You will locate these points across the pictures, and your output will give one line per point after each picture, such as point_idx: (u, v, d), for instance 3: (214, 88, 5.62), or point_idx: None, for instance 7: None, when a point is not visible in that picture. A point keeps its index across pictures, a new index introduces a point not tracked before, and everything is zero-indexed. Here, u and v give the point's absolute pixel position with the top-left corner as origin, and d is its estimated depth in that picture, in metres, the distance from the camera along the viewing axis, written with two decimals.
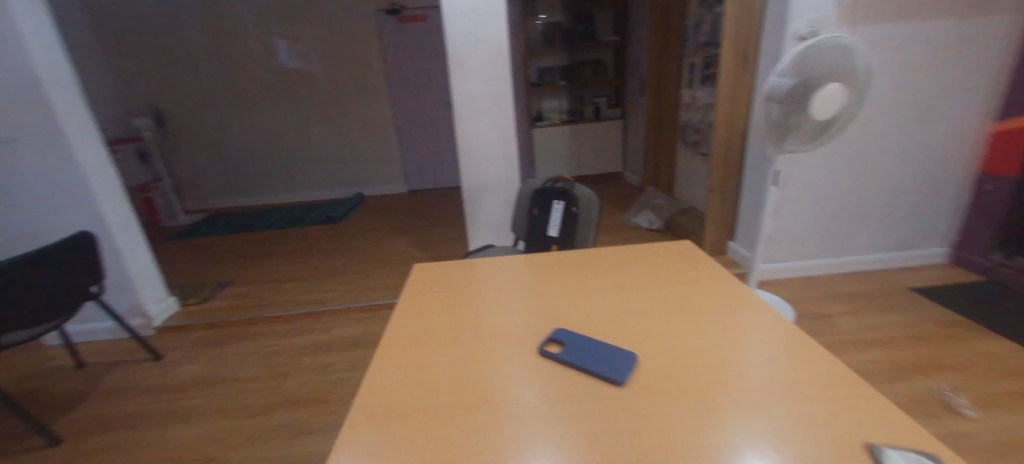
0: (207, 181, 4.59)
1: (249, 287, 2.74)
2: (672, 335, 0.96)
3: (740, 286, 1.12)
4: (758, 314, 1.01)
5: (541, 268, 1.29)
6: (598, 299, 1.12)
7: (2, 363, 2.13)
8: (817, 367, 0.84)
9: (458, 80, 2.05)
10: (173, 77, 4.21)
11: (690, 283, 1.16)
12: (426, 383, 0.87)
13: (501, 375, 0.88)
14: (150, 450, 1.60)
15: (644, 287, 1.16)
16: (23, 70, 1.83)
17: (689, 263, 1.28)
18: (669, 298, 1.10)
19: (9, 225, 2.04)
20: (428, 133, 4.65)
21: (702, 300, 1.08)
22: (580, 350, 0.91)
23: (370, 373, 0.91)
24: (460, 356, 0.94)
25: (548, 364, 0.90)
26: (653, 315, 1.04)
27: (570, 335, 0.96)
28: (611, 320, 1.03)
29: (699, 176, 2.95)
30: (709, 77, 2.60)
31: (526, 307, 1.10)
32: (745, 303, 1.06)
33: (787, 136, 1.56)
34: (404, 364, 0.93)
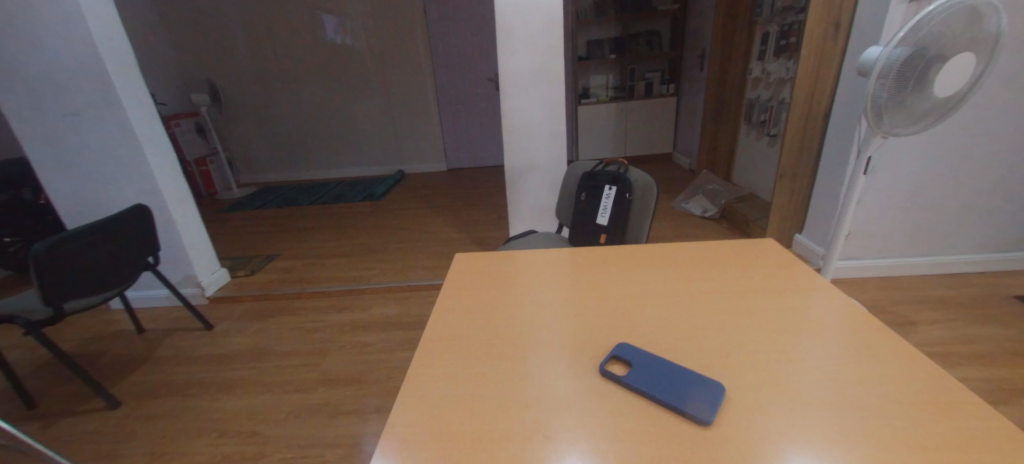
0: (259, 154, 4.75)
1: (296, 262, 2.80)
2: (757, 359, 0.82)
3: (837, 299, 0.95)
4: (866, 339, 0.84)
5: (595, 265, 1.17)
6: (663, 306, 0.98)
7: (74, 324, 2.29)
8: (955, 416, 0.68)
9: (505, 53, 1.92)
10: (227, 52, 4.31)
11: (776, 291, 1.00)
12: (475, 401, 0.78)
13: (556, 398, 0.77)
14: (200, 420, 1.67)
15: (718, 293, 1.01)
16: (86, 44, 1.87)
17: (768, 263, 1.11)
18: (751, 309, 0.95)
19: (76, 195, 2.14)
20: (470, 110, 4.56)
21: (792, 314, 0.92)
22: (647, 373, 0.79)
23: (407, 384, 0.83)
24: (512, 369, 0.84)
25: (613, 388, 0.78)
26: (732, 329, 0.89)
27: (635, 353, 0.83)
28: (681, 335, 0.89)
29: (764, 159, 2.69)
30: (785, 48, 2.33)
31: (581, 312, 0.98)
32: (846, 320, 0.89)
33: (894, 117, 1.33)
34: (450, 373, 0.84)
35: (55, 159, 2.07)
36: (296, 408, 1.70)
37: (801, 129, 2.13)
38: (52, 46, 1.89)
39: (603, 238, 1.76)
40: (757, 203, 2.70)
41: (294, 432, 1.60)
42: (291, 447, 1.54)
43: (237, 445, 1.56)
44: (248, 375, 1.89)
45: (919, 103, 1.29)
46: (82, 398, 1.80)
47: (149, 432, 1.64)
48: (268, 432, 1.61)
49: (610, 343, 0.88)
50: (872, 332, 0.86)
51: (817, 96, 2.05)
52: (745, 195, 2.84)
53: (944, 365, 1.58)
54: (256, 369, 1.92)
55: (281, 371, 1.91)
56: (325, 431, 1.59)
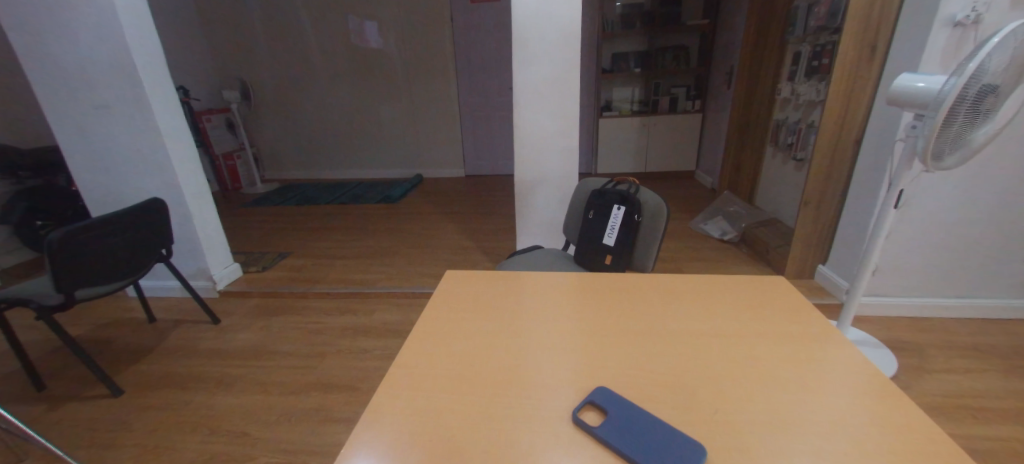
0: (285, 152, 4.88)
1: (307, 260, 2.83)
2: (746, 418, 0.75)
3: (843, 357, 0.88)
4: (872, 405, 0.77)
5: (591, 294, 1.11)
6: (653, 347, 0.92)
7: (92, 309, 2.37)
8: None
9: (520, 65, 1.89)
10: (261, 52, 4.45)
11: (779, 340, 0.93)
12: (438, 437, 0.74)
13: (522, 444, 0.72)
14: (195, 414, 1.69)
15: (713, 337, 0.94)
16: (117, 41, 1.94)
17: (775, 307, 1.04)
18: (747, 358, 0.88)
19: (100, 185, 2.22)
20: (491, 119, 4.55)
21: (794, 370, 0.85)
22: (623, 427, 0.74)
23: (371, 410, 0.79)
24: (483, 404, 0.80)
25: (585, 439, 0.73)
26: (725, 381, 0.83)
27: (612, 401, 0.78)
28: (667, 382, 0.83)
29: (789, 184, 2.57)
30: (818, 69, 2.21)
31: (566, 346, 0.93)
32: (852, 382, 0.82)
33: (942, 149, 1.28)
34: (417, 402, 0.81)
35: (83, 149, 2.15)
36: (289, 410, 1.70)
37: (829, 154, 2.02)
38: (86, 41, 1.96)
39: (609, 259, 1.70)
40: (779, 230, 2.58)
41: (282, 435, 1.59)
42: (278, 450, 1.53)
43: (224, 444, 1.57)
44: (246, 373, 1.91)
45: (972, 135, 1.27)
46: (88, 384, 1.85)
47: (145, 423, 1.66)
48: (257, 433, 1.60)
49: (589, 386, 0.83)
50: (880, 399, 0.78)
51: (848, 122, 1.94)
52: (767, 219, 2.72)
53: (974, 420, 1.44)
54: (255, 367, 1.93)
55: (277, 371, 1.91)
56: (313, 436, 1.58)
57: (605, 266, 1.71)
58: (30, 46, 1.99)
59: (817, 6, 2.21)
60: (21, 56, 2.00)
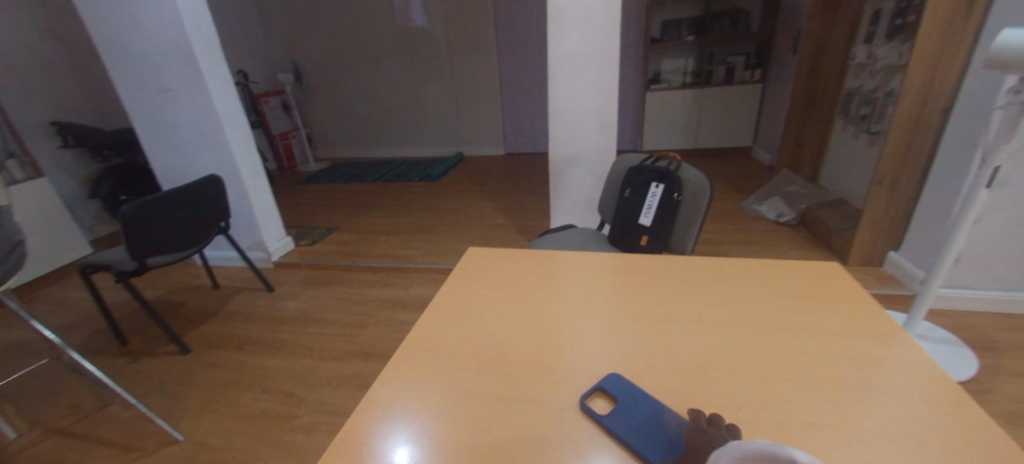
0: (336, 132, 5.08)
1: (352, 235, 2.96)
2: (773, 418, 0.68)
3: (896, 356, 0.77)
4: (927, 415, 0.67)
5: (616, 277, 1.05)
6: (679, 335, 0.86)
7: (166, 275, 2.63)
8: None
9: (555, 35, 1.80)
10: (315, 35, 4.61)
11: (826, 334, 0.83)
12: (441, 412, 0.73)
13: (525, 427, 0.70)
14: (248, 374, 1.84)
15: (747, 327, 0.86)
16: (176, 27, 2.06)
17: (823, 297, 0.93)
18: (784, 354, 0.80)
19: (170, 163, 2.42)
20: (533, 95, 4.44)
21: (835, 368, 0.76)
22: (632, 417, 0.70)
23: (381, 381, 0.80)
24: (490, 382, 0.78)
25: (589, 426, 0.70)
26: (751, 376, 0.76)
27: (623, 389, 0.74)
28: (687, 373, 0.77)
29: (860, 160, 2.31)
30: (902, 28, 1.93)
31: (583, 329, 0.89)
32: (904, 386, 0.72)
33: None
34: (425, 377, 0.80)
35: (154, 130, 2.34)
36: (331, 375, 1.80)
37: (910, 125, 1.77)
38: (149, 27, 2.10)
39: (645, 240, 1.61)
40: (846, 212, 2.34)
41: (323, 398, 1.69)
42: (319, 412, 1.63)
43: (273, 402, 1.69)
44: (292, 338, 2.04)
45: None
46: (162, 341, 2.07)
47: (207, 379, 1.83)
48: (303, 394, 1.71)
49: (600, 372, 0.79)
50: (936, 406, 0.68)
51: (936, 88, 1.69)
52: (833, 200, 2.47)
53: None
54: (301, 334, 2.06)
55: (322, 337, 2.03)
56: (351, 400, 1.67)
57: (640, 247, 1.63)
58: (103, 34, 2.17)
59: None
60: (98, 44, 2.19)
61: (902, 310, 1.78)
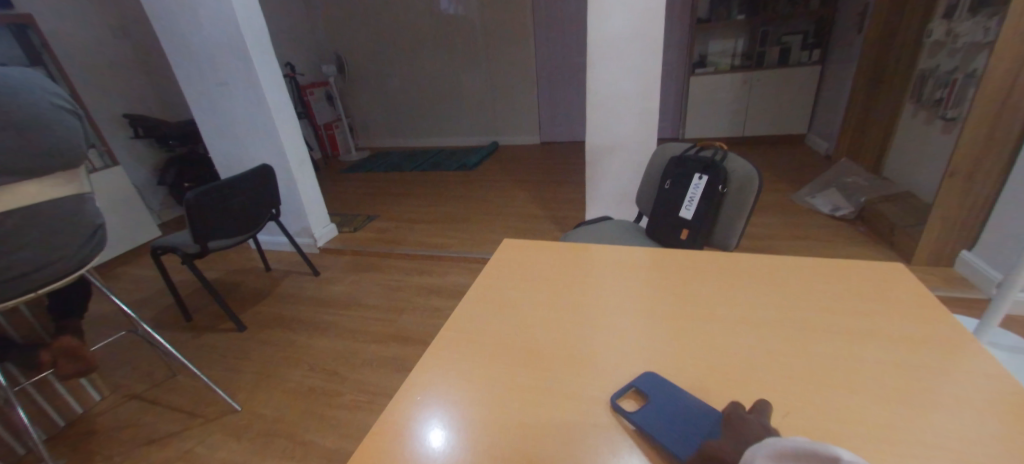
0: (378, 121, 5.22)
1: (392, 223, 3.05)
2: (821, 427, 0.64)
3: (968, 368, 0.70)
4: (1002, 435, 0.61)
5: (658, 273, 1.00)
6: (722, 336, 0.81)
7: (224, 258, 2.83)
8: None
9: (593, 22, 1.75)
10: (357, 26, 4.71)
11: (887, 341, 0.76)
12: (476, 405, 0.73)
13: (559, 424, 0.69)
14: (295, 353, 1.95)
15: (799, 331, 0.80)
16: (231, 23, 2.16)
17: (886, 300, 0.85)
18: (837, 358, 0.74)
19: (227, 152, 2.57)
20: (570, 82, 4.35)
21: (897, 379, 0.70)
22: (665, 417, 0.67)
23: (418, 370, 0.80)
24: (525, 377, 0.77)
25: (623, 424, 0.68)
26: (801, 383, 0.71)
27: (656, 389, 0.71)
28: (731, 376, 0.73)
29: (932, 150, 2.11)
30: (989, 2, 1.72)
31: (623, 326, 0.85)
32: (974, 400, 0.65)
33: None
34: (461, 367, 0.80)
35: (212, 121, 2.49)
36: (371, 357, 1.88)
37: (995, 111, 1.59)
38: (206, 22, 2.21)
39: (685, 234, 1.55)
40: (912, 206, 2.15)
41: (365, 379, 1.77)
42: (362, 391, 1.71)
43: (319, 380, 1.79)
44: (333, 320, 2.14)
45: None
46: (221, 319, 2.23)
47: (260, 355, 1.96)
48: (346, 374, 1.81)
49: (636, 369, 0.76)
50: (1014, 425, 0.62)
51: None
52: (897, 193, 2.28)
53: None
54: (342, 317, 2.16)
55: (363, 320, 2.12)
56: (388, 382, 1.74)
57: (680, 241, 1.57)
58: (167, 31, 2.31)
59: None
60: (163, 41, 2.34)
61: (975, 315, 1.62)
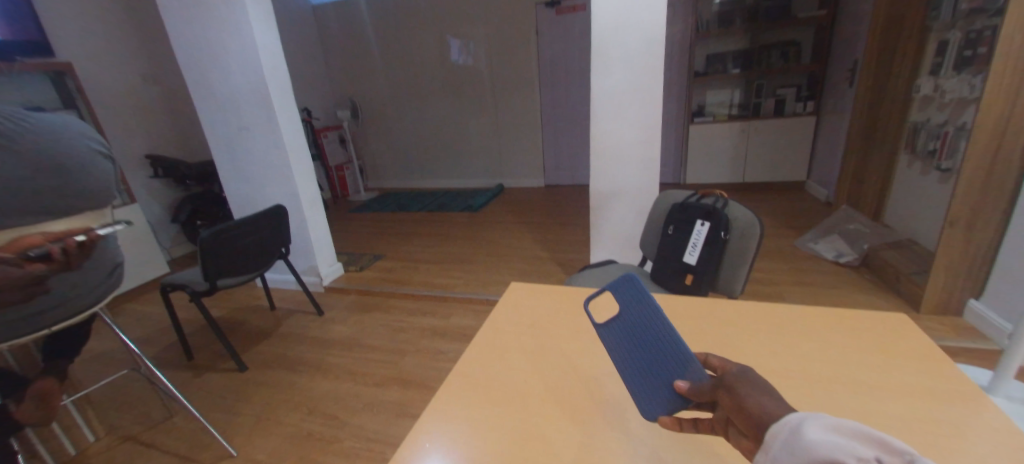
0: (386, 164, 5.37)
1: (397, 263, 3.08)
2: None
3: (980, 423, 0.70)
4: None
5: None
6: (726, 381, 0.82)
7: (229, 296, 2.84)
8: None
9: (597, 78, 1.86)
10: (371, 74, 4.96)
11: (894, 394, 0.76)
12: (482, 452, 0.73)
13: None
14: (295, 395, 1.93)
15: (805, 381, 0.81)
16: (256, 73, 2.29)
17: (889, 351, 0.86)
18: (843, 411, 0.74)
19: (241, 192, 2.65)
20: (573, 129, 4.50)
21: (908, 435, 0.69)
22: (628, 331, 0.72)
23: (425, 415, 0.80)
24: (531, 425, 0.77)
25: None
26: None
27: (629, 300, 0.73)
28: None
29: (931, 199, 2.15)
30: (971, 61, 1.82)
31: None
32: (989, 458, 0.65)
33: None
34: (467, 413, 0.80)
35: (230, 162, 2.58)
36: (372, 401, 1.85)
37: (987, 163, 1.64)
38: (232, 71, 2.34)
39: (689, 279, 1.57)
40: (915, 254, 2.17)
41: (365, 424, 1.74)
42: (361, 437, 1.67)
43: (318, 424, 1.75)
44: (335, 362, 2.13)
45: None
46: (222, 358, 2.22)
47: (259, 396, 1.94)
48: (346, 419, 1.77)
49: (643, 421, 0.76)
50: None
51: (1013, 124, 1.57)
52: (898, 241, 2.30)
53: None
54: (345, 358, 2.15)
55: (365, 363, 2.10)
56: (389, 428, 1.70)
57: (684, 286, 1.58)
58: (195, 80, 2.44)
59: None
60: (191, 88, 2.47)
61: (986, 367, 1.60)
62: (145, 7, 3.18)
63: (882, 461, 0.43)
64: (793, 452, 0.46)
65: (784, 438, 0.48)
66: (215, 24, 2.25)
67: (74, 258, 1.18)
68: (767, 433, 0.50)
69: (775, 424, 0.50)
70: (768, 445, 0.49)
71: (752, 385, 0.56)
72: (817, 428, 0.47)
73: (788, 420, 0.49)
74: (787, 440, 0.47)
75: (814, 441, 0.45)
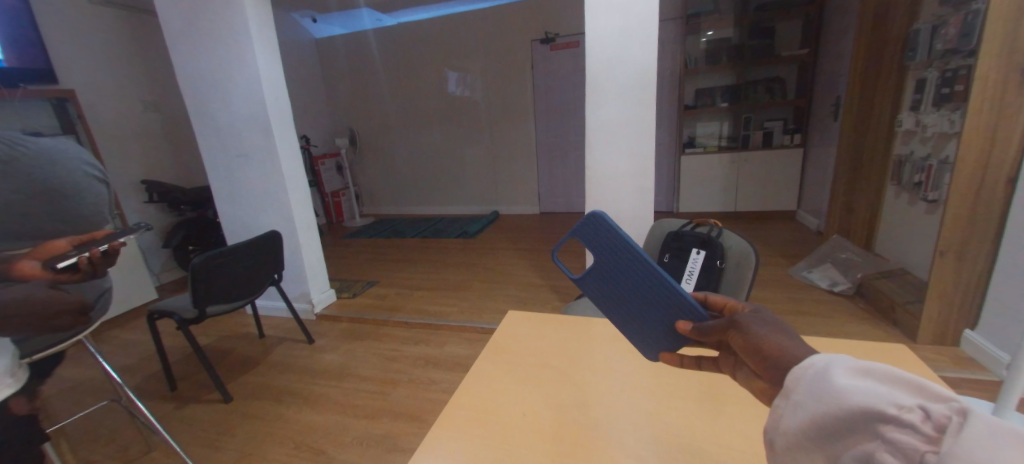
0: (382, 191, 5.39)
1: (391, 290, 3.05)
2: None
3: None
4: None
5: None
6: (742, 393, 0.85)
7: (218, 323, 2.78)
8: None
9: (592, 109, 1.91)
10: (370, 104, 5.05)
11: None
12: None
13: None
14: (282, 427, 1.86)
15: None
16: (257, 100, 2.33)
17: None
18: None
19: (236, 217, 2.64)
20: (568, 158, 4.57)
21: None
22: (606, 281, 0.71)
23: (422, 448, 0.77)
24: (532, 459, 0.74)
25: None
26: None
27: (599, 246, 0.70)
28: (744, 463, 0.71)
29: (919, 229, 2.19)
30: (949, 97, 1.90)
31: (629, 405, 0.84)
32: None
33: None
34: (465, 448, 0.77)
35: (227, 187, 2.58)
36: (362, 434, 1.79)
37: (972, 195, 1.69)
38: (233, 97, 2.37)
39: None
40: (907, 284, 2.20)
41: (354, 458, 1.67)
42: None
43: (305, 459, 1.68)
44: (325, 392, 2.07)
45: None
46: (208, 388, 2.15)
47: (245, 429, 1.87)
48: (333, 453, 1.70)
49: (646, 454, 0.74)
50: None
51: (994, 158, 1.62)
52: (890, 271, 2.33)
53: None
54: (335, 388, 2.09)
55: (355, 393, 2.04)
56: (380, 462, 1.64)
57: None
58: (196, 106, 2.47)
59: (945, 26, 1.91)
60: (191, 115, 2.50)
61: (985, 398, 1.59)
62: (150, 37, 3.25)
63: (925, 411, 0.36)
64: (817, 400, 0.41)
65: (806, 383, 0.43)
66: (218, 51, 2.30)
67: (101, 267, 1.12)
68: (789, 376, 0.45)
69: (798, 366, 0.45)
70: (792, 390, 0.44)
71: (763, 325, 0.52)
72: (842, 372, 0.41)
73: (811, 363, 0.43)
74: (810, 385, 0.42)
75: (841, 388, 0.39)
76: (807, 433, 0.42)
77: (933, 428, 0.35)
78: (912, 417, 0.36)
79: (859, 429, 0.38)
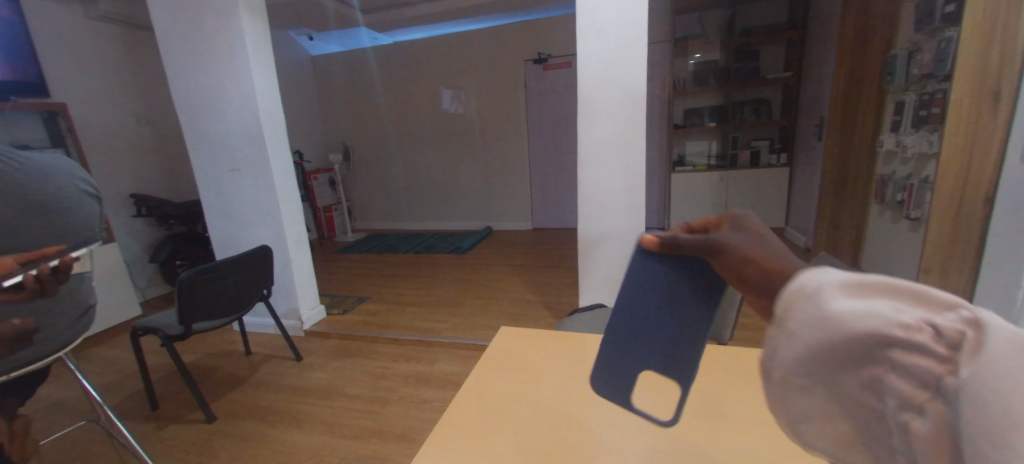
0: (375, 206, 5.39)
1: (382, 306, 3.03)
2: None
3: None
4: None
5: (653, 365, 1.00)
6: (743, 414, 0.83)
7: (204, 340, 2.73)
8: None
9: (584, 126, 1.94)
10: (364, 119, 5.08)
11: None
12: None
13: None
14: (266, 448, 1.81)
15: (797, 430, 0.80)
16: (251, 116, 2.33)
17: None
18: None
19: (226, 232, 2.61)
20: (560, 175, 4.62)
21: None
22: None
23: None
24: None
25: None
26: None
27: None
28: None
29: (901, 246, 2.25)
30: (926, 119, 1.97)
31: (621, 424, 0.84)
32: None
33: None
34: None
35: (217, 202, 2.56)
36: (349, 455, 1.74)
37: (953, 214, 1.73)
38: (227, 113, 2.37)
39: None
40: None
41: None
42: None
43: None
44: (311, 412, 2.02)
45: None
46: (190, 408, 2.09)
47: (226, 450, 1.81)
48: None
49: None
50: None
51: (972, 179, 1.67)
52: None
53: None
54: (322, 407, 2.04)
55: (343, 412, 2.00)
56: None
57: None
58: (190, 121, 2.46)
59: (921, 53, 1.99)
60: (184, 129, 2.49)
61: None
62: (144, 53, 3.27)
63: (935, 327, 0.33)
64: (814, 328, 0.36)
65: (801, 308, 0.38)
66: (213, 67, 2.31)
67: (50, 285, 1.07)
68: (784, 301, 0.40)
69: (792, 287, 0.40)
70: (784, 318, 0.40)
71: (744, 244, 0.51)
72: (839, 291, 0.37)
73: (806, 283, 0.39)
74: (804, 308, 0.38)
75: (839, 313, 0.35)
76: (805, 364, 0.37)
77: (946, 345, 0.32)
78: (922, 338, 0.32)
79: (865, 356, 0.34)
